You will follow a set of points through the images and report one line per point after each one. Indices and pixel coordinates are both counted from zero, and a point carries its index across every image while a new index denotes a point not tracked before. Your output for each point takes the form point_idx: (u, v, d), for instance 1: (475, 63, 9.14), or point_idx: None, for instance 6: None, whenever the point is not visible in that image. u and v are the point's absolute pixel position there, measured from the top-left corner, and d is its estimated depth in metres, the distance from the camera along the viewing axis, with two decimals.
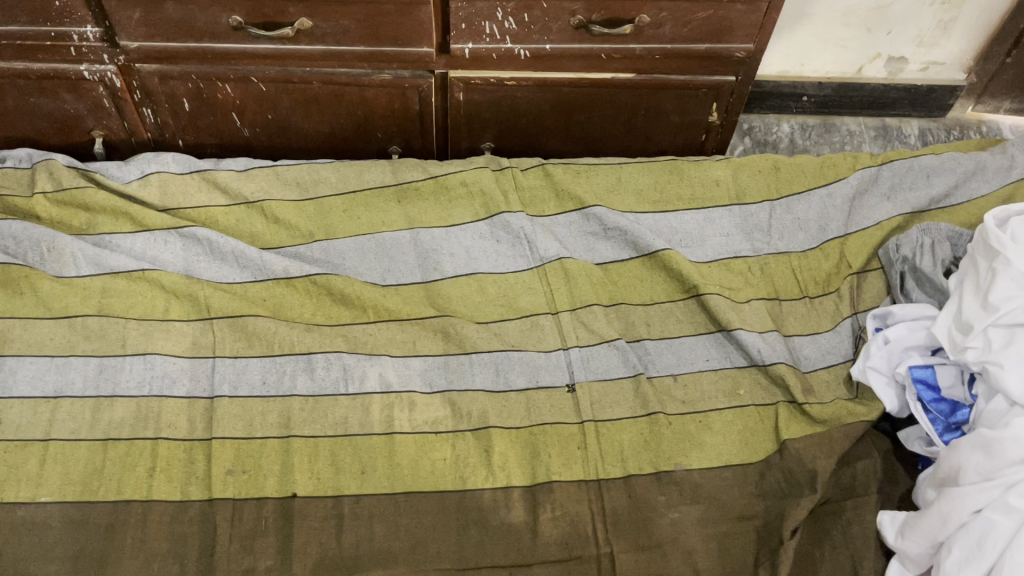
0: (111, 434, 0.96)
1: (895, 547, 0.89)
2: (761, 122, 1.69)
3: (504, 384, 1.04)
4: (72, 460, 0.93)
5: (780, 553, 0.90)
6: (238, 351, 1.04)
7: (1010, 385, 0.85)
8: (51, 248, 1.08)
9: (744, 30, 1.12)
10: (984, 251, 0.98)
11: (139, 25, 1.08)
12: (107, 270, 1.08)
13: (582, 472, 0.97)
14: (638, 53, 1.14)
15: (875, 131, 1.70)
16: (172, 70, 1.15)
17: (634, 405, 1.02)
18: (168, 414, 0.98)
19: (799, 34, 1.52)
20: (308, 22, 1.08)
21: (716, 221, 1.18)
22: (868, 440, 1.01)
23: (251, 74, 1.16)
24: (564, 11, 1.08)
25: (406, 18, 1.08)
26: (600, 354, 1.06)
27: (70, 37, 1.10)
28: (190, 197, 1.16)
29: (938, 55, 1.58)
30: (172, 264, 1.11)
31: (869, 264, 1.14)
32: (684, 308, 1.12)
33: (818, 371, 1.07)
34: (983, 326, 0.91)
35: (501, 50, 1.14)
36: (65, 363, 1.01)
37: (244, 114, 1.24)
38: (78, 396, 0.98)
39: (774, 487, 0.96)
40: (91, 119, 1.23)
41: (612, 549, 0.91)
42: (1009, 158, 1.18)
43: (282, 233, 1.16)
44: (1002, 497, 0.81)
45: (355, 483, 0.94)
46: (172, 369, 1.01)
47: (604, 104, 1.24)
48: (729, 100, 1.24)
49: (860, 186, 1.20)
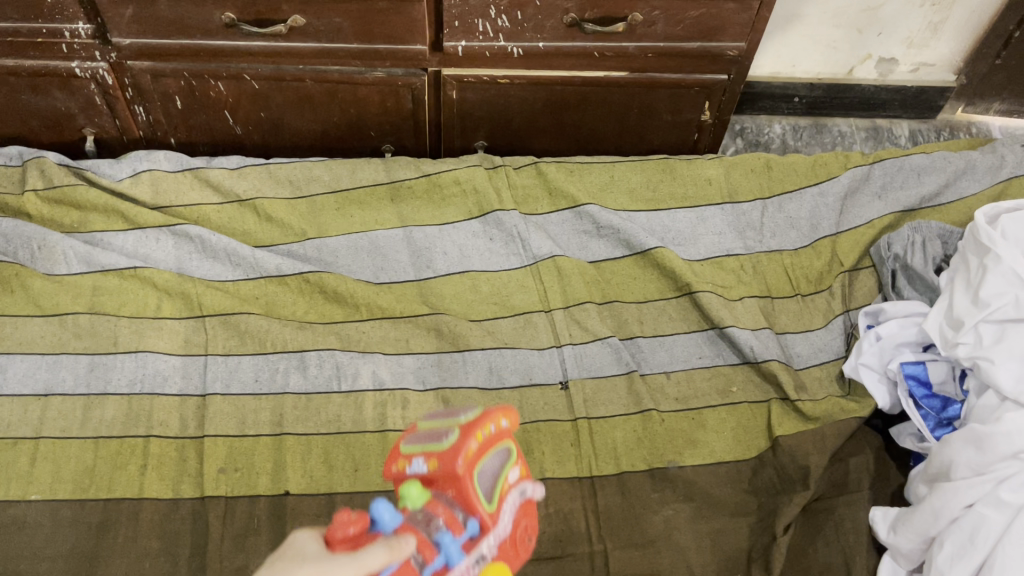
0: (102, 433, 0.95)
1: (888, 543, 0.89)
2: (752, 123, 1.70)
3: (497, 382, 1.04)
4: (63, 459, 0.93)
5: (773, 550, 0.90)
6: (230, 349, 1.03)
7: (1001, 381, 0.86)
8: (43, 245, 1.08)
9: (736, 29, 1.12)
10: (974, 248, 0.98)
11: (131, 22, 1.07)
12: (99, 268, 1.07)
13: (575, 469, 0.96)
14: (630, 51, 1.15)
15: (865, 132, 1.70)
16: (164, 67, 1.15)
17: (628, 403, 1.02)
18: (160, 412, 0.97)
19: (791, 35, 1.53)
20: (301, 20, 1.08)
21: (708, 219, 1.19)
22: (860, 437, 1.01)
23: (244, 72, 1.16)
24: (558, 10, 1.08)
25: (399, 16, 1.08)
26: (593, 352, 1.06)
27: (61, 34, 1.10)
28: (182, 195, 1.16)
29: (928, 56, 1.59)
30: (164, 262, 1.10)
31: (860, 263, 1.14)
32: (676, 306, 1.12)
33: (810, 368, 1.07)
34: (974, 322, 0.91)
35: (494, 48, 1.14)
36: (56, 361, 1.00)
37: (236, 112, 1.23)
38: (68, 394, 0.98)
39: (767, 484, 0.96)
40: (83, 117, 1.23)
41: (605, 547, 0.91)
42: (999, 157, 1.18)
43: (274, 231, 1.16)
44: (994, 492, 0.81)
45: (348, 481, 0.94)
46: (164, 367, 1.01)
47: (598, 103, 1.25)
48: (721, 98, 1.25)
49: (851, 185, 1.20)
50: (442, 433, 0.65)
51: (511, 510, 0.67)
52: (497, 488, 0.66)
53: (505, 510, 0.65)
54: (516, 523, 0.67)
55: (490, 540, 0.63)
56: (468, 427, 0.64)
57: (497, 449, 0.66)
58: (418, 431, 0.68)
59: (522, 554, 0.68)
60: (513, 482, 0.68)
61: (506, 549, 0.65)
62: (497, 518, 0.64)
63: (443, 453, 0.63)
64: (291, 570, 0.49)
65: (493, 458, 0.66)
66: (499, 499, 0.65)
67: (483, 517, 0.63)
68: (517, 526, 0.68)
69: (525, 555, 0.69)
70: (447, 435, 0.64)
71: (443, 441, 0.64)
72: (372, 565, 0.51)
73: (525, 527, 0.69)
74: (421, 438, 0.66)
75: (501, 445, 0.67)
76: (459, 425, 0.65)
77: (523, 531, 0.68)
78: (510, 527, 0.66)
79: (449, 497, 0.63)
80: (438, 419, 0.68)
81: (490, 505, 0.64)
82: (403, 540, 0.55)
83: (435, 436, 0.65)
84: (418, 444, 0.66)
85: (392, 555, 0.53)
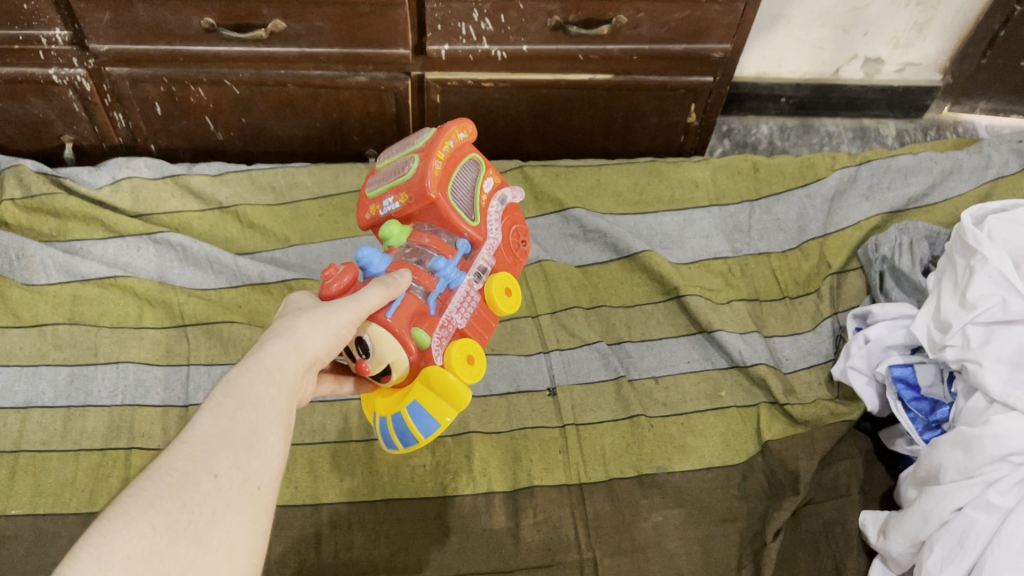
0: (82, 445, 0.93)
1: (878, 547, 0.88)
2: (739, 124, 1.70)
3: (484, 389, 1.02)
4: (43, 471, 0.91)
5: (763, 555, 0.90)
6: (212, 358, 1.02)
7: (989, 384, 0.86)
8: (21, 254, 1.06)
9: (722, 30, 1.12)
10: (962, 249, 0.98)
11: (109, 27, 1.06)
12: (78, 278, 1.06)
13: (563, 476, 0.95)
14: (615, 54, 1.14)
15: (853, 132, 1.70)
16: (143, 73, 1.13)
17: (616, 408, 1.01)
18: (142, 424, 0.95)
19: (777, 36, 1.52)
20: (281, 24, 1.06)
21: (696, 222, 1.19)
22: (849, 441, 1.01)
23: (225, 77, 1.14)
24: (542, 12, 1.07)
25: (382, 20, 1.07)
26: (581, 357, 1.06)
27: (38, 40, 1.08)
28: (163, 203, 1.15)
29: (914, 56, 1.59)
30: (145, 270, 1.09)
31: (848, 264, 1.14)
32: (664, 310, 1.11)
33: (799, 371, 1.06)
34: (961, 325, 0.91)
35: (478, 51, 1.13)
36: (34, 373, 0.98)
37: (217, 118, 1.22)
38: (48, 406, 0.96)
39: (757, 489, 0.96)
40: (60, 124, 1.21)
41: (594, 555, 0.90)
42: (986, 157, 1.18)
43: (257, 238, 1.15)
44: (983, 495, 0.81)
45: (333, 491, 0.93)
46: (146, 378, 0.99)
47: (583, 105, 1.24)
48: (707, 100, 1.24)
49: (838, 186, 1.20)
50: (406, 163, 0.77)
51: (491, 213, 0.81)
52: (475, 205, 0.79)
53: (485, 218, 0.80)
54: (501, 229, 0.82)
55: (480, 249, 0.78)
56: (427, 151, 0.75)
57: (459, 163, 0.79)
58: (384, 171, 0.80)
59: (517, 257, 0.84)
60: (487, 191, 0.82)
61: (501, 257, 0.82)
62: (481, 226, 0.79)
63: (412, 181, 0.75)
64: (293, 321, 0.62)
65: (461, 173, 0.79)
66: (478, 209, 0.79)
67: (469, 235, 0.77)
68: (501, 228, 0.82)
69: (521, 255, 0.85)
70: (410, 164, 0.76)
71: (408, 171, 0.75)
72: (370, 302, 0.65)
73: (511, 230, 0.84)
74: (386, 178, 0.78)
75: (462, 159, 0.79)
76: (417, 150, 0.77)
77: (510, 232, 0.84)
78: (494, 229, 0.81)
79: (433, 225, 0.77)
80: (399, 153, 0.79)
81: (474, 223, 0.78)
82: (397, 278, 0.69)
83: (399, 172, 0.77)
84: (385, 184, 0.78)
85: (387, 292, 0.67)
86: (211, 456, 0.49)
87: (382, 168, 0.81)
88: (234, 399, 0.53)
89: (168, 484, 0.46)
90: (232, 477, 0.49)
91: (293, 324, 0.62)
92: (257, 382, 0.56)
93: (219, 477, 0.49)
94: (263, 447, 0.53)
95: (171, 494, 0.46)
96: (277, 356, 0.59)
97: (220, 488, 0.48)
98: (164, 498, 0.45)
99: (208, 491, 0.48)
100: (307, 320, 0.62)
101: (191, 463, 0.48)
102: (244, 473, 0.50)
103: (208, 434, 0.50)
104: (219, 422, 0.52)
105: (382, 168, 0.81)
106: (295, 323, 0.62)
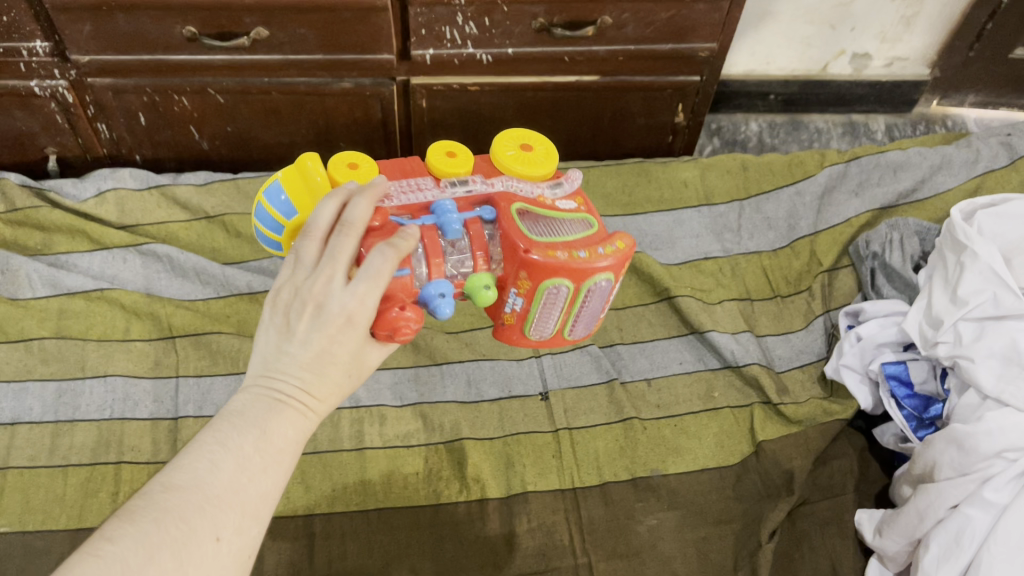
0: (71, 460, 0.92)
1: (873, 546, 0.88)
2: (729, 122, 1.69)
3: (476, 395, 1.02)
4: (31, 489, 0.90)
5: (759, 557, 0.89)
6: (202, 369, 1.01)
7: (982, 381, 0.85)
8: (5, 269, 1.06)
9: (707, 29, 1.11)
10: (952, 246, 0.98)
11: (90, 38, 1.05)
12: (64, 291, 1.05)
13: (557, 481, 0.95)
14: (600, 55, 1.14)
15: (841, 128, 1.69)
16: (125, 83, 1.12)
17: (608, 411, 1.01)
18: (131, 438, 0.94)
19: (765, 33, 1.52)
20: (264, 31, 1.06)
21: (685, 222, 1.19)
22: (843, 440, 1.01)
23: (208, 86, 1.14)
24: (526, 15, 1.07)
25: (364, 25, 1.06)
26: (573, 360, 1.05)
27: (19, 52, 1.07)
28: (149, 214, 1.15)
29: (902, 50, 1.59)
30: (131, 282, 1.08)
31: (838, 263, 1.14)
32: (655, 312, 1.11)
33: (792, 370, 1.06)
34: (953, 322, 0.90)
35: (463, 55, 1.12)
36: (21, 389, 0.97)
37: (202, 127, 1.21)
38: (35, 422, 0.95)
39: (752, 489, 0.95)
40: (44, 136, 1.20)
41: (589, 560, 0.89)
42: (974, 151, 1.18)
43: (244, 247, 1.14)
44: (978, 492, 0.80)
45: (326, 501, 0.91)
46: (135, 392, 0.98)
47: (570, 108, 1.23)
48: (694, 99, 1.24)
49: (828, 183, 1.20)
50: (545, 330, 0.77)
51: None
52: None
53: None
54: None
55: None
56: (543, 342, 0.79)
57: None
58: (557, 302, 0.73)
59: None
60: None
61: None
62: None
63: (515, 331, 0.77)
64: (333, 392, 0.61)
65: None
66: None
67: None
68: None
69: None
70: (538, 332, 0.77)
71: (530, 332, 0.77)
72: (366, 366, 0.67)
73: None
74: (544, 309, 0.73)
75: None
76: (556, 335, 0.78)
77: None
78: None
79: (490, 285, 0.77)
80: (571, 318, 0.75)
81: None
82: None
83: (539, 321, 0.75)
84: (535, 309, 0.73)
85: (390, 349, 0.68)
86: (217, 517, 0.51)
87: (573, 297, 0.72)
88: (259, 463, 0.55)
89: (171, 536, 0.49)
90: (230, 541, 0.52)
91: (327, 404, 0.61)
92: (286, 459, 0.57)
93: (219, 540, 0.51)
94: (264, 516, 0.55)
95: (173, 552, 0.48)
96: (305, 428, 0.59)
97: (217, 552, 0.51)
98: (164, 554, 0.48)
99: (206, 554, 0.50)
100: (337, 392, 0.62)
101: (201, 521, 0.50)
102: (242, 540, 0.53)
103: (223, 492, 0.52)
104: (238, 481, 0.53)
105: (574, 302, 0.73)
106: (330, 393, 0.61)
